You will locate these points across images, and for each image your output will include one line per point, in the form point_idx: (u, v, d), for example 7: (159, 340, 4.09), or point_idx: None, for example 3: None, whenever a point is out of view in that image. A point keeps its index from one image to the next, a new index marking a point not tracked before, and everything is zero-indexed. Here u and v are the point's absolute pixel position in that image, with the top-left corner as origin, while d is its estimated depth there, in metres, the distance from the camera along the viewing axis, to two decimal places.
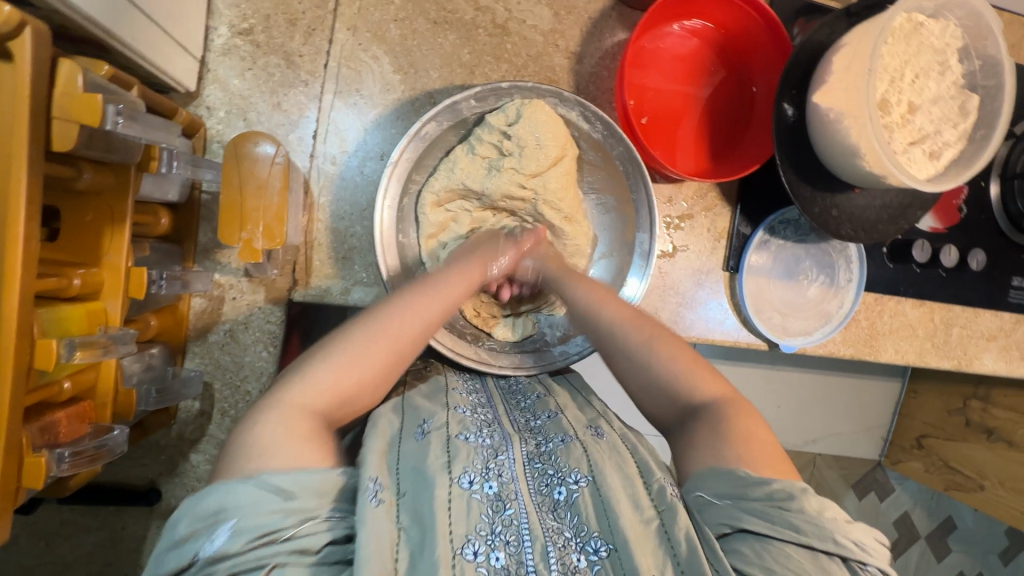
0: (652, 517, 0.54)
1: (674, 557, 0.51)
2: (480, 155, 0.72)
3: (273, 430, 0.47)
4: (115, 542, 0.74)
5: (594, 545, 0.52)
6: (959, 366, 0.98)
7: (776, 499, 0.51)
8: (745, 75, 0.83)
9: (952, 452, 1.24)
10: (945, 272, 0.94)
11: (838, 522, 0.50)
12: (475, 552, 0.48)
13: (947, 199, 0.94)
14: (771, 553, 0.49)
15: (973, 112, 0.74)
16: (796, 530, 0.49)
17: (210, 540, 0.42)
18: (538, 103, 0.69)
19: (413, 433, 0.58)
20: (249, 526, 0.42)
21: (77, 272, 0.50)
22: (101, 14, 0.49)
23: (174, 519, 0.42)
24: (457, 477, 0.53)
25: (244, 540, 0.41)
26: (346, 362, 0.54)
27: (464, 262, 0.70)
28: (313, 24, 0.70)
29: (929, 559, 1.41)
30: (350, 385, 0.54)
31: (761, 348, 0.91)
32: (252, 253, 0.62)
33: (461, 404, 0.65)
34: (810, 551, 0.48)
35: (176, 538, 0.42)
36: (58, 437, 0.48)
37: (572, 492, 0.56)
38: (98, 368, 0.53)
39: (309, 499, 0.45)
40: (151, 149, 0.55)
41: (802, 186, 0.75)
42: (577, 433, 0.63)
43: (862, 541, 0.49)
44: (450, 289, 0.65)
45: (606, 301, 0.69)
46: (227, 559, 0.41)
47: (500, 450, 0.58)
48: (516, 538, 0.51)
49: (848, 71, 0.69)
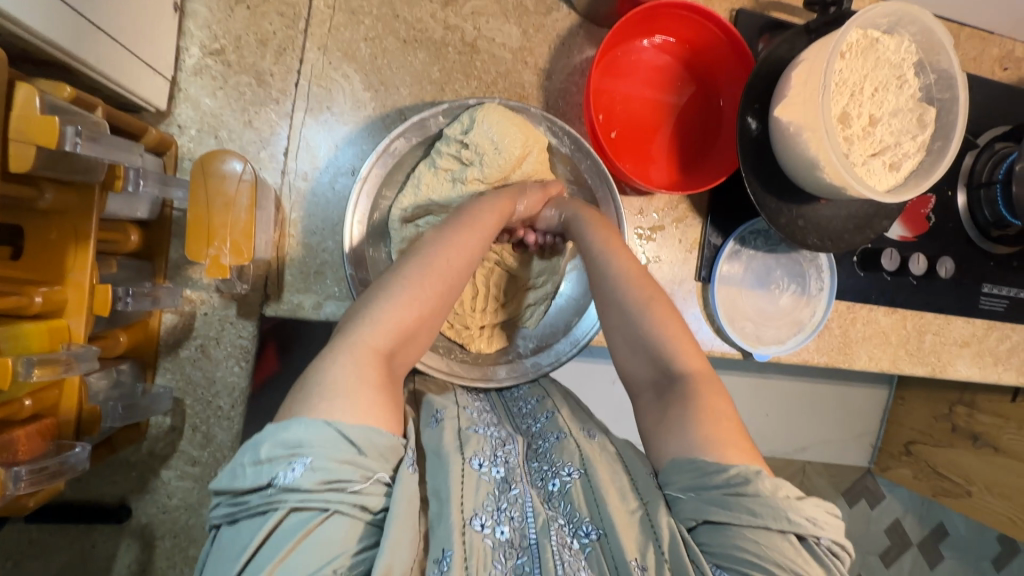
0: (636, 508, 0.56)
1: (657, 542, 0.54)
2: (442, 167, 0.73)
3: (345, 373, 0.52)
4: (85, 560, 0.73)
5: (585, 530, 0.55)
6: (933, 373, 0.99)
7: (733, 484, 0.53)
8: (711, 89, 0.85)
9: (940, 458, 1.25)
10: (915, 279, 0.95)
11: (791, 501, 0.53)
12: (482, 524, 0.51)
13: (914, 208, 0.95)
14: (731, 537, 0.52)
15: (930, 124, 0.76)
16: (753, 513, 0.52)
17: (288, 469, 0.46)
18: (491, 104, 0.69)
19: (428, 422, 0.62)
20: (321, 468, 0.46)
21: (40, 289, 0.50)
22: (64, 38, 0.50)
23: (258, 443, 0.46)
24: (469, 458, 0.57)
25: (317, 479, 0.46)
26: (402, 301, 0.58)
27: (494, 195, 0.70)
28: (284, 43, 0.72)
29: (921, 566, 1.40)
30: (411, 321, 0.58)
31: (736, 356, 0.92)
32: (220, 269, 0.63)
33: (468, 403, 0.69)
34: (765, 530, 0.52)
35: (257, 460, 0.47)
36: (17, 454, 0.48)
37: (564, 483, 0.59)
38: (61, 386, 0.54)
39: (376, 459, 0.50)
40: (116, 168, 0.55)
41: (767, 198, 0.77)
42: (571, 430, 0.65)
43: (815, 518, 0.53)
44: (483, 221, 0.67)
45: (610, 247, 0.70)
46: (299, 491, 0.45)
47: (507, 441, 0.63)
48: (520, 515, 0.54)
49: (806, 86, 0.71)
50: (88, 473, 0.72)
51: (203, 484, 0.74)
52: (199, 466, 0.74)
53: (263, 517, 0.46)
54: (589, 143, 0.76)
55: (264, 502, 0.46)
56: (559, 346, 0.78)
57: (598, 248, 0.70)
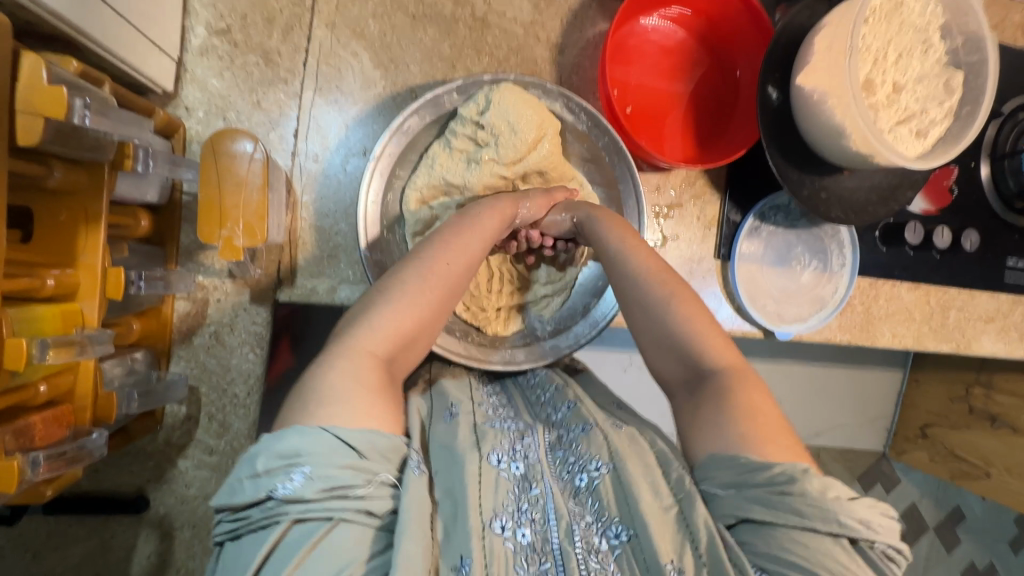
0: (670, 505, 0.53)
1: (694, 545, 0.50)
2: (457, 147, 0.71)
3: (344, 376, 0.50)
4: (104, 552, 0.72)
5: (615, 530, 0.52)
6: (957, 350, 0.97)
7: (778, 484, 0.49)
8: (727, 59, 0.82)
9: (957, 440, 1.22)
10: (939, 253, 0.93)
11: (842, 502, 0.48)
12: (503, 527, 0.50)
13: (937, 180, 0.92)
14: (777, 540, 0.48)
15: (958, 89, 0.73)
16: (801, 514, 0.48)
17: (287, 480, 0.44)
18: (507, 84, 0.67)
19: (442, 416, 0.61)
20: (320, 475, 0.44)
21: (51, 272, 0.49)
22: (70, 12, 0.49)
23: (256, 454, 0.44)
24: (486, 455, 0.55)
25: (318, 488, 0.43)
26: (402, 305, 0.56)
27: (496, 198, 0.69)
28: (291, 21, 0.70)
29: (939, 551, 1.38)
30: (410, 327, 0.56)
31: (757, 336, 0.90)
32: (233, 251, 0.62)
33: (484, 399, 0.67)
34: (812, 533, 0.47)
35: (255, 473, 0.44)
36: (34, 440, 0.47)
37: (593, 478, 0.56)
38: (77, 370, 0.52)
39: (377, 463, 0.47)
40: (124, 146, 0.53)
41: (789, 170, 0.74)
42: (597, 420, 0.62)
43: (870, 520, 0.48)
44: (483, 225, 0.65)
45: (636, 250, 0.67)
46: (300, 503, 0.43)
47: (525, 435, 0.61)
48: (541, 517, 0.52)
49: (830, 50, 0.68)
50: (106, 463, 0.71)
51: (220, 474, 0.73)
52: (216, 455, 0.73)
53: (266, 530, 0.43)
54: (605, 119, 0.74)
55: (266, 516, 0.43)
56: (579, 328, 0.76)
57: (615, 249, 0.68)
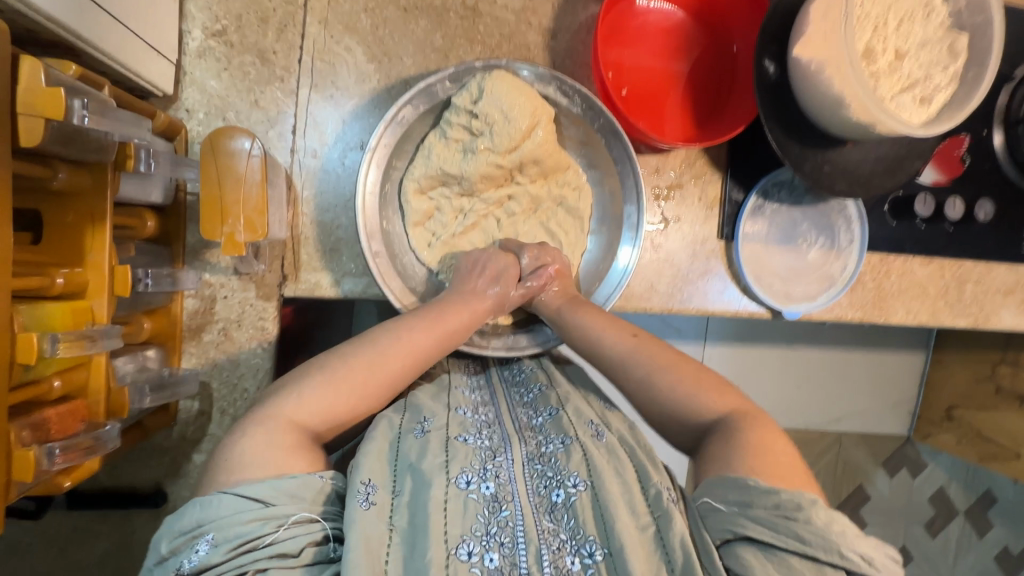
0: (647, 523, 0.51)
1: (670, 564, 0.48)
2: (452, 138, 0.71)
3: (264, 444, 0.50)
4: (126, 544, 0.75)
5: (589, 548, 0.50)
6: (975, 324, 0.94)
7: (784, 508, 0.48)
8: (723, 34, 0.81)
9: (986, 423, 1.18)
10: (952, 225, 0.90)
11: (846, 535, 0.47)
12: (469, 553, 0.48)
13: (948, 150, 0.90)
14: (774, 563, 0.46)
15: (962, 53, 0.71)
16: (803, 541, 0.46)
17: (192, 553, 0.45)
18: (499, 71, 0.68)
19: (414, 431, 0.59)
20: (226, 537, 0.44)
21: (60, 271, 0.51)
22: (68, 17, 0.50)
23: (158, 539, 0.46)
24: (454, 478, 0.53)
25: (223, 549, 0.44)
26: (335, 384, 0.56)
27: (464, 291, 0.69)
28: (285, 20, 0.71)
29: (970, 535, 1.35)
30: (342, 407, 0.56)
31: (765, 317, 0.89)
32: (235, 247, 0.63)
33: (462, 404, 0.65)
34: (812, 561, 0.46)
35: (162, 556, 0.45)
36: (50, 433, 0.49)
37: (570, 494, 0.54)
38: (89, 365, 0.54)
39: (284, 504, 0.47)
40: (126, 147, 0.55)
41: (790, 144, 0.73)
42: (577, 433, 0.60)
43: (872, 557, 0.47)
44: (451, 322, 0.65)
45: (607, 330, 0.68)
46: (209, 569, 0.43)
47: (498, 451, 0.58)
48: (510, 540, 0.49)
49: (825, 20, 0.67)
50: (124, 459, 0.73)
51: None
52: None
53: None
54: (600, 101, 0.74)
55: None
56: None
57: (590, 333, 0.68)
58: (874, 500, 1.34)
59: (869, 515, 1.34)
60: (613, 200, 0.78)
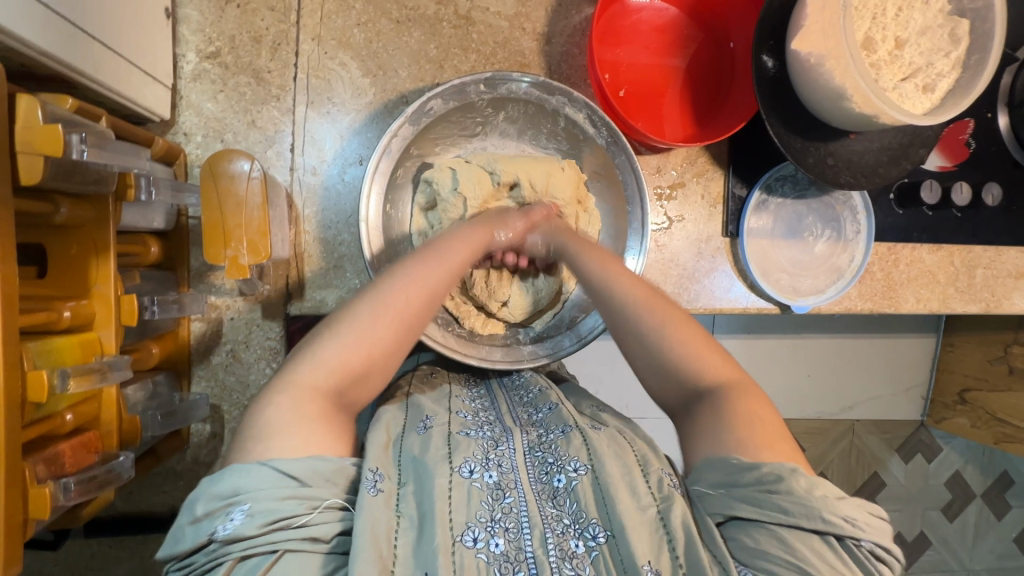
0: (648, 504, 0.51)
1: (671, 544, 0.48)
2: (503, 184, 0.73)
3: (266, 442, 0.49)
4: (146, 567, 0.76)
5: (592, 531, 0.49)
6: (987, 309, 0.93)
7: (765, 482, 0.49)
8: (720, 32, 0.80)
9: (999, 404, 1.16)
10: (959, 211, 0.89)
11: (829, 501, 0.48)
12: (474, 539, 0.47)
13: (952, 134, 0.89)
14: (765, 536, 0.48)
15: (964, 38, 0.70)
16: (785, 512, 0.48)
17: (227, 520, 0.44)
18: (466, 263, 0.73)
19: (416, 428, 0.58)
20: (263, 509, 0.44)
21: (66, 304, 0.51)
22: (61, 50, 0.50)
23: (195, 499, 0.45)
24: (457, 467, 0.52)
25: (259, 522, 0.43)
26: (349, 340, 0.53)
27: (466, 229, 0.64)
28: (278, 39, 0.71)
29: (987, 517, 1.35)
30: (359, 362, 0.53)
31: (773, 312, 0.88)
32: (240, 270, 0.63)
33: (463, 407, 0.64)
34: (798, 530, 0.48)
35: (195, 517, 0.45)
36: (65, 467, 0.49)
37: (571, 479, 0.53)
38: (100, 398, 0.54)
39: (321, 487, 0.47)
40: (126, 177, 0.55)
41: (792, 139, 0.72)
42: (577, 422, 0.59)
43: (855, 518, 0.48)
44: (452, 257, 0.60)
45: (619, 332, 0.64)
46: (242, 540, 0.43)
47: (500, 441, 0.58)
48: (515, 526, 0.49)
49: (823, 11, 0.66)
50: (140, 485, 0.73)
51: None
52: None
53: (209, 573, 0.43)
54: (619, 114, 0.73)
55: (209, 559, 0.43)
56: (562, 338, 0.75)
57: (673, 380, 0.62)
58: (890, 486, 1.33)
59: (886, 502, 1.33)
60: (615, 228, 0.77)
